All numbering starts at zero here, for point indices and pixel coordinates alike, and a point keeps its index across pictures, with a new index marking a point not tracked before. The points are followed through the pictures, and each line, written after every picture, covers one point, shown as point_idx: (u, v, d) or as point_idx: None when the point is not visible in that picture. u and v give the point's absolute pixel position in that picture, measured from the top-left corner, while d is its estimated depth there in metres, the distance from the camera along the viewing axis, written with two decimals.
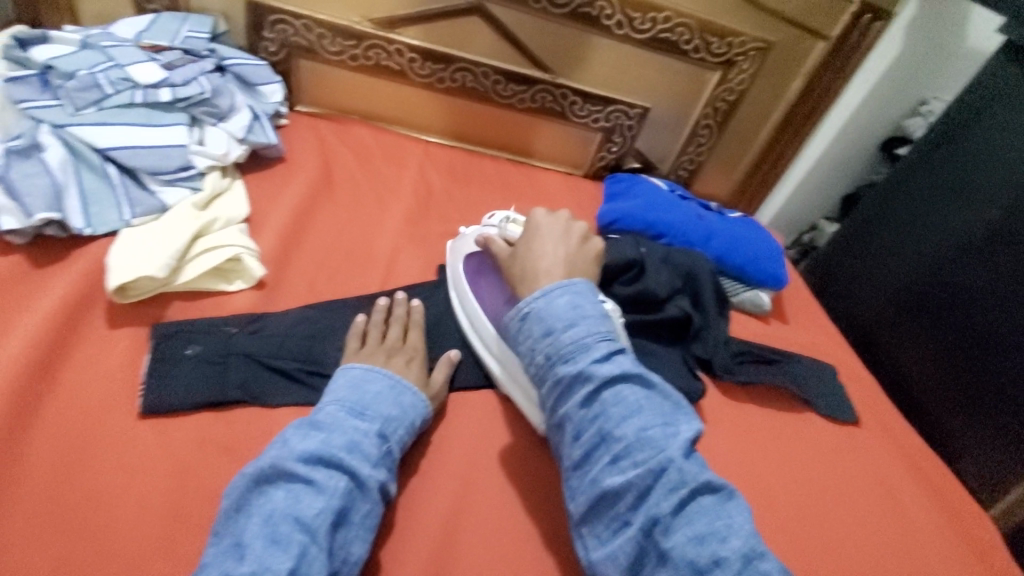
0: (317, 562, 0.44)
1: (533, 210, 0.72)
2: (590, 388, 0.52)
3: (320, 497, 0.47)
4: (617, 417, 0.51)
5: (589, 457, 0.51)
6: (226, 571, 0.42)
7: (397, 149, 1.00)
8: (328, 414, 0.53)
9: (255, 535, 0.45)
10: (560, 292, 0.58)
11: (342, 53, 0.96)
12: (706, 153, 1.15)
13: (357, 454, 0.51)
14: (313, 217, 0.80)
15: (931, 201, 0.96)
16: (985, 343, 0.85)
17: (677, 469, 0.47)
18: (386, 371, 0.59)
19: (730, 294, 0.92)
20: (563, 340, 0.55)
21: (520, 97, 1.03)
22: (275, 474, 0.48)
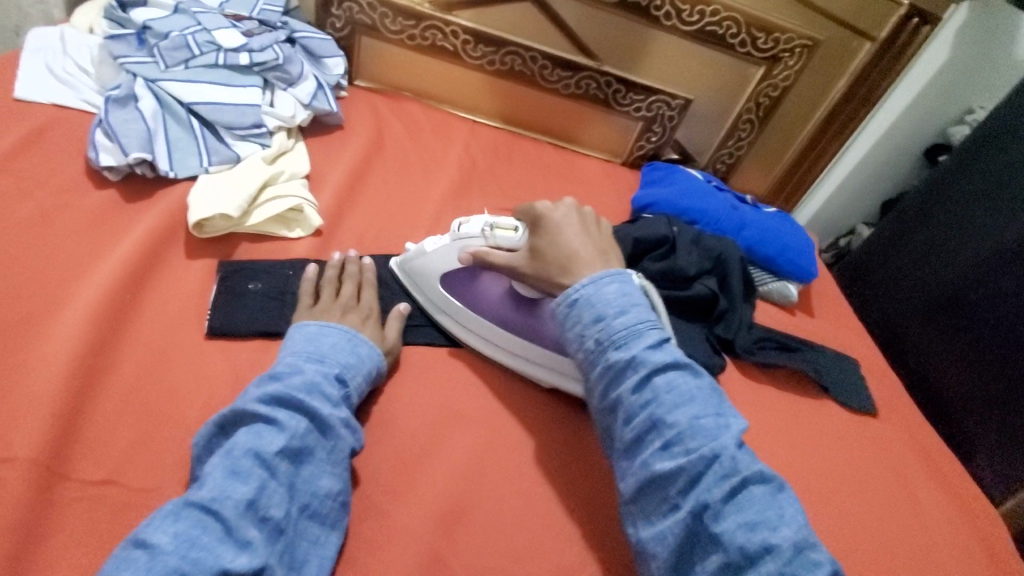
0: (275, 496, 0.47)
1: (536, 204, 0.67)
2: (641, 375, 0.53)
3: (281, 436, 0.49)
4: (668, 404, 0.52)
5: (640, 441, 0.53)
6: (186, 498, 0.45)
7: (446, 126, 1.06)
8: (286, 364, 0.55)
9: (215, 468, 0.47)
10: (611, 280, 0.59)
11: (401, 32, 1.03)
12: (745, 147, 1.17)
13: (317, 396, 0.53)
14: (366, 180, 0.87)
15: (970, 207, 0.95)
16: (1007, 347, 0.85)
17: (728, 458, 0.49)
18: (340, 325, 0.61)
19: (758, 283, 0.95)
20: (614, 326, 0.56)
21: (566, 83, 1.08)
22: (238, 418, 0.50)
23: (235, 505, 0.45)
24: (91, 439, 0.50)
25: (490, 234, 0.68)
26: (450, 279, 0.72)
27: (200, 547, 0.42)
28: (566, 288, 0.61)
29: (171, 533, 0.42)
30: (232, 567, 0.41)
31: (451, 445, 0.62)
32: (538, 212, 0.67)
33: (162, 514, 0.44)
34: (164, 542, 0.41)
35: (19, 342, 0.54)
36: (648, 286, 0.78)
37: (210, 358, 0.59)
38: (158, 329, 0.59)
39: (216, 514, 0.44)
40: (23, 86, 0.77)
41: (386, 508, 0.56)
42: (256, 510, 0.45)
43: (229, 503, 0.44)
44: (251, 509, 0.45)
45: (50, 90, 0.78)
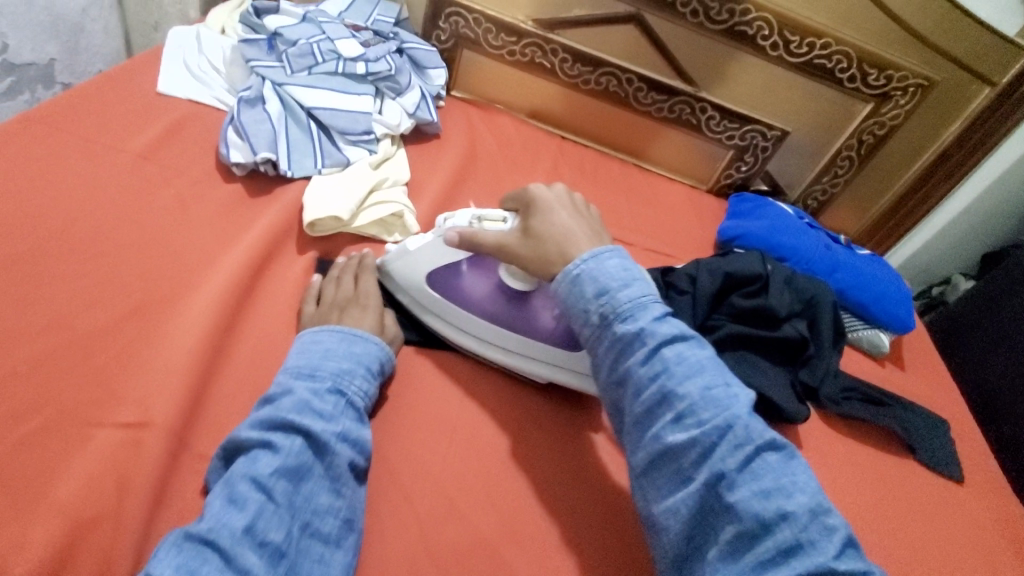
0: (274, 518, 0.46)
1: (524, 187, 0.67)
2: (649, 348, 0.52)
3: (274, 457, 0.49)
4: (679, 375, 0.51)
5: (650, 415, 0.51)
6: (187, 528, 0.45)
7: (536, 141, 1.08)
8: (279, 385, 0.55)
9: (216, 497, 0.47)
10: (610, 255, 0.57)
11: (502, 47, 1.06)
12: (841, 185, 1.13)
13: (309, 413, 0.53)
14: (459, 190, 0.90)
15: None
16: None
17: (741, 426, 0.48)
18: (332, 325, 0.61)
19: (848, 329, 0.91)
20: (619, 298, 0.54)
21: (659, 107, 1.07)
22: (235, 447, 0.51)
23: (232, 532, 0.44)
24: (212, 415, 0.55)
25: (478, 224, 0.66)
26: (434, 278, 0.69)
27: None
28: (565, 265, 0.58)
29: (172, 564, 0.42)
30: None
31: (528, 457, 0.63)
32: (526, 195, 0.66)
33: (166, 546, 0.44)
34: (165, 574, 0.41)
35: (157, 319, 0.59)
36: (735, 323, 0.77)
37: None
38: (272, 317, 0.64)
39: (211, 544, 0.44)
40: (166, 82, 0.85)
41: (465, 508, 0.57)
42: (254, 536, 0.45)
43: (225, 532, 0.44)
44: (249, 535, 0.45)
45: (188, 87, 0.86)
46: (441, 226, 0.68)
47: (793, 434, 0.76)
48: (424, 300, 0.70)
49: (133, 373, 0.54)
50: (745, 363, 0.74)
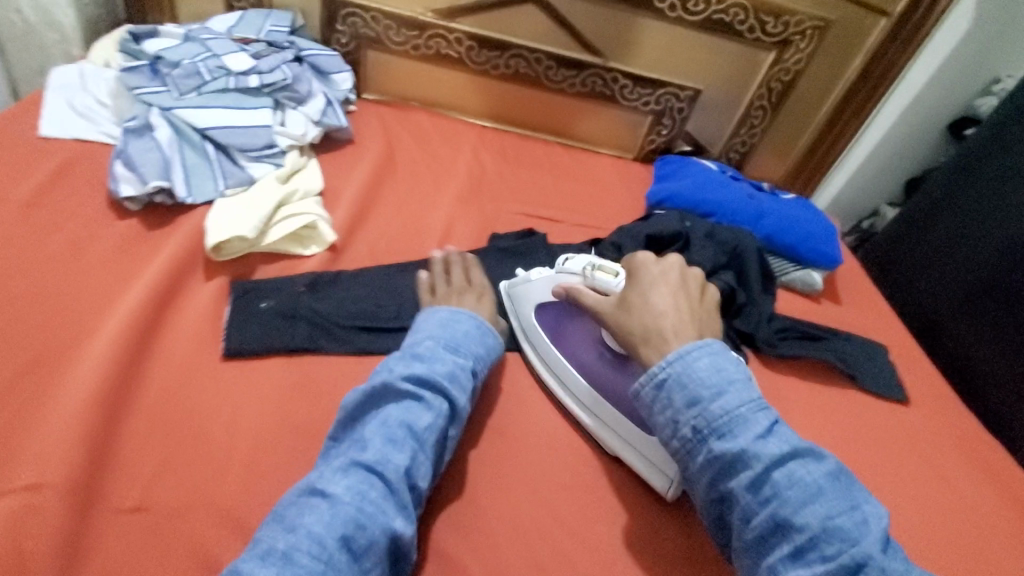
0: (422, 467, 0.51)
1: (640, 252, 0.64)
2: (756, 470, 0.47)
3: (426, 414, 0.54)
4: (795, 502, 0.46)
5: (764, 542, 0.47)
6: (353, 457, 0.50)
7: (454, 133, 1.06)
8: (426, 347, 0.59)
9: (373, 434, 0.51)
10: (701, 355, 0.52)
11: (405, 43, 1.04)
12: (759, 135, 1.15)
13: (454, 385, 0.57)
14: (377, 192, 0.87)
15: (1005, 182, 0.90)
16: None
17: (874, 568, 0.42)
18: (468, 312, 0.64)
19: (779, 273, 0.93)
20: (713, 411, 0.50)
21: (571, 82, 1.07)
22: (385, 391, 0.54)
23: (396, 469, 0.49)
24: (123, 464, 0.52)
25: (590, 274, 0.66)
26: (543, 315, 0.71)
27: (370, 501, 0.47)
28: (651, 365, 0.55)
29: (345, 485, 0.47)
30: (398, 530, 0.46)
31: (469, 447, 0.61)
32: (639, 263, 0.62)
33: (334, 469, 0.49)
34: (341, 493, 0.47)
35: (52, 375, 0.55)
36: None
37: (233, 378, 0.59)
38: (180, 351, 0.60)
39: (381, 476, 0.49)
40: (47, 123, 0.80)
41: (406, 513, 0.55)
42: (410, 477, 0.50)
43: (392, 467, 0.49)
44: (406, 476, 0.50)
45: (71, 125, 0.81)
46: (556, 271, 0.70)
47: None
48: (528, 330, 0.71)
49: (24, 434, 0.51)
50: None
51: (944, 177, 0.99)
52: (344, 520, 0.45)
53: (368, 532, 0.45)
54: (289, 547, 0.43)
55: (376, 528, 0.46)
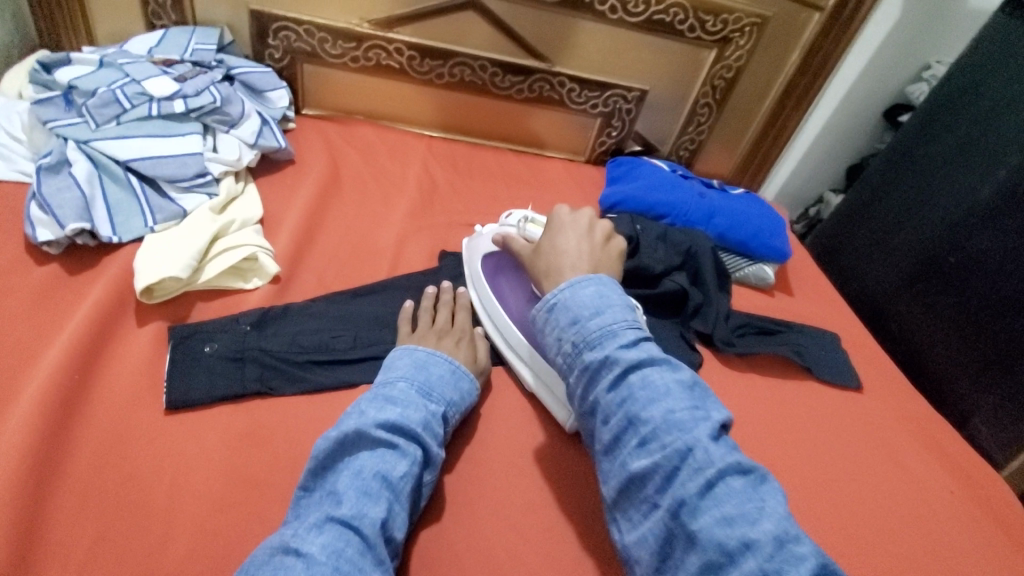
0: (399, 518, 0.49)
1: (557, 206, 0.70)
2: (615, 373, 0.51)
3: (402, 461, 0.51)
4: (643, 400, 0.49)
5: (618, 441, 0.50)
6: (328, 513, 0.46)
7: (401, 145, 1.03)
8: (400, 392, 0.57)
9: (346, 485, 0.49)
10: (587, 284, 0.57)
11: (343, 55, 1.00)
12: (706, 132, 1.16)
13: (428, 431, 0.55)
14: (323, 214, 0.83)
15: (942, 164, 0.92)
16: (996, 306, 0.80)
17: (702, 450, 0.46)
18: (446, 356, 0.62)
19: (733, 269, 0.94)
20: (589, 327, 0.54)
21: (518, 88, 1.06)
22: (358, 439, 0.51)
23: (373, 523, 0.47)
24: (53, 538, 0.48)
25: (523, 227, 0.74)
26: (489, 263, 0.76)
27: (347, 560, 0.44)
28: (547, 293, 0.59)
29: (320, 544, 0.44)
30: None
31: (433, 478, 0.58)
32: (555, 214, 0.68)
33: (307, 526, 0.46)
34: (316, 552, 0.44)
35: None
36: None
37: (173, 433, 0.56)
38: (113, 407, 0.56)
39: (358, 530, 0.46)
40: None
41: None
42: (385, 529, 0.48)
43: (368, 521, 0.46)
44: (382, 529, 0.47)
45: None
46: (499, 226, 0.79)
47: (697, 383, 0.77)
48: (472, 275, 0.76)
49: None
50: None
51: (883, 164, 1.03)
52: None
53: None
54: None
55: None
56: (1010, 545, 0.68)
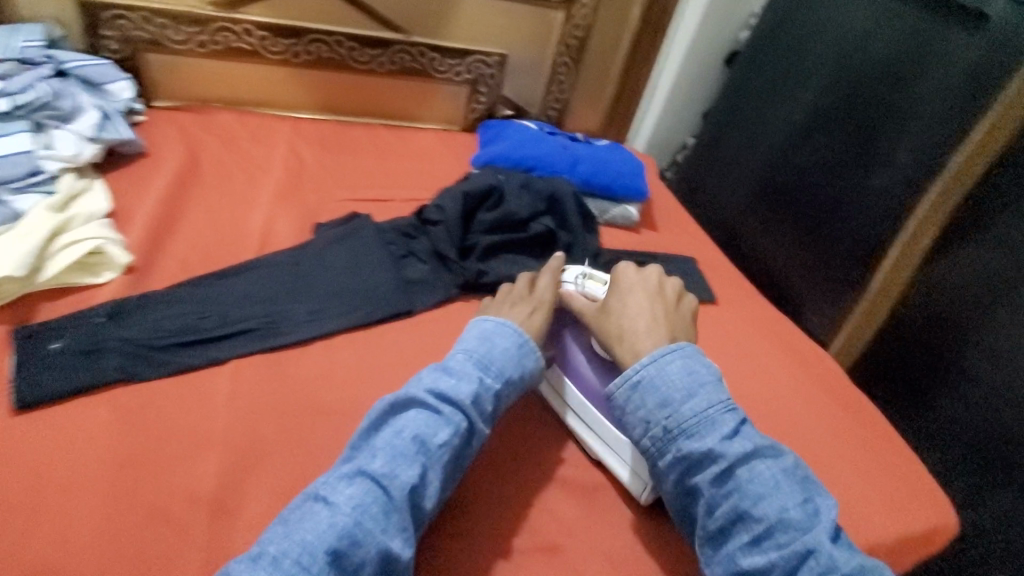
0: (432, 486, 0.52)
1: (622, 263, 0.71)
2: (722, 467, 0.54)
3: (444, 429, 0.54)
4: (754, 497, 0.52)
5: (724, 532, 0.53)
6: (362, 468, 0.50)
7: (265, 129, 1.01)
8: (457, 363, 0.59)
9: (385, 443, 0.52)
10: (674, 359, 0.59)
11: (188, 41, 0.97)
12: (569, 91, 1.21)
13: (478, 407, 0.57)
14: (182, 202, 0.81)
15: (767, 94, 1.03)
16: (819, 213, 0.93)
17: (823, 555, 0.49)
18: (514, 328, 0.63)
19: (601, 213, 1.01)
20: (683, 413, 0.56)
21: (379, 62, 1.06)
22: (406, 401, 0.55)
23: (401, 486, 0.50)
24: None
25: (583, 282, 0.72)
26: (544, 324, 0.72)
27: (370, 517, 0.47)
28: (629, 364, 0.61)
29: (348, 497, 0.48)
30: (392, 551, 0.47)
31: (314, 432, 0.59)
32: (620, 271, 0.70)
33: (340, 477, 0.49)
34: (342, 502, 0.48)
35: None
36: (487, 236, 0.84)
37: (26, 431, 0.54)
38: None
39: (387, 490, 0.49)
40: None
41: (248, 515, 0.52)
42: (415, 495, 0.51)
43: (398, 483, 0.50)
44: (412, 494, 0.50)
45: None
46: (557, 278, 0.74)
47: None
48: None
49: None
50: (509, 265, 0.82)
51: (725, 103, 1.13)
52: (340, 531, 0.46)
53: (362, 551, 0.46)
54: (279, 551, 0.44)
55: (370, 545, 0.46)
56: (844, 410, 0.79)
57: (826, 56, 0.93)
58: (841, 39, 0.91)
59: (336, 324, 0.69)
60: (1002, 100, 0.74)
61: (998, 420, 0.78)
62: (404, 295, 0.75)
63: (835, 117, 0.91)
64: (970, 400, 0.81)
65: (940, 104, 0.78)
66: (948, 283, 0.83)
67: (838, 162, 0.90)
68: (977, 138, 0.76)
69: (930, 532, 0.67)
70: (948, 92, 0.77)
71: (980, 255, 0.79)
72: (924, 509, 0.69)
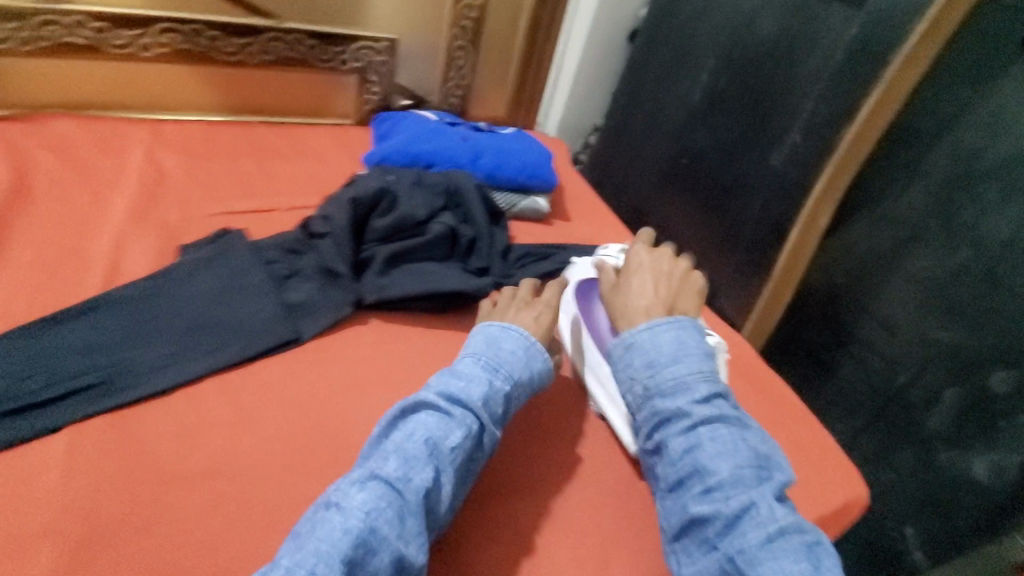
0: (443, 489, 0.49)
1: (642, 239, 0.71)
2: (688, 423, 0.55)
3: (455, 432, 0.51)
4: (711, 452, 0.53)
5: (682, 484, 0.54)
6: (375, 471, 0.47)
7: (117, 135, 0.87)
8: (465, 365, 0.57)
9: (394, 446, 0.49)
10: (668, 328, 0.60)
11: (6, 38, 0.82)
12: (470, 75, 1.14)
13: (487, 410, 0.54)
14: (6, 233, 0.68)
15: (668, 75, 1.01)
16: (726, 192, 0.91)
17: (765, 508, 0.49)
18: (519, 331, 0.61)
19: (509, 206, 0.95)
20: (663, 374, 0.58)
21: (250, 52, 0.94)
22: (416, 404, 0.53)
23: (417, 490, 0.47)
24: None
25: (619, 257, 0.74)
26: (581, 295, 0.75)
27: (384, 521, 0.44)
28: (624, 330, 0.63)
29: (361, 499, 0.45)
30: (407, 556, 0.44)
31: (176, 501, 0.51)
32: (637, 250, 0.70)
33: (352, 481, 0.47)
34: (356, 507, 0.44)
35: None
36: (384, 245, 0.76)
37: None
38: None
39: (400, 494, 0.46)
40: None
41: None
42: (428, 499, 0.48)
43: (412, 486, 0.47)
44: (425, 499, 0.47)
45: None
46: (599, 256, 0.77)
47: None
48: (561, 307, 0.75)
49: None
50: (410, 273, 0.74)
51: (626, 84, 1.11)
52: (355, 536, 0.43)
53: (376, 557, 0.43)
54: (293, 562, 0.41)
55: (384, 552, 0.43)
56: (760, 393, 0.79)
57: (720, 34, 0.92)
58: (733, 16, 0.90)
59: (202, 366, 0.60)
60: (886, 74, 0.72)
61: (888, 381, 0.83)
62: (287, 321, 0.67)
63: (732, 94, 0.90)
64: (865, 366, 0.85)
65: (828, 82, 0.77)
66: (847, 256, 0.85)
67: (739, 139, 0.89)
68: (864, 114, 0.74)
69: (843, 507, 0.69)
70: (835, 70, 0.76)
71: (871, 230, 0.81)
72: (838, 485, 0.70)
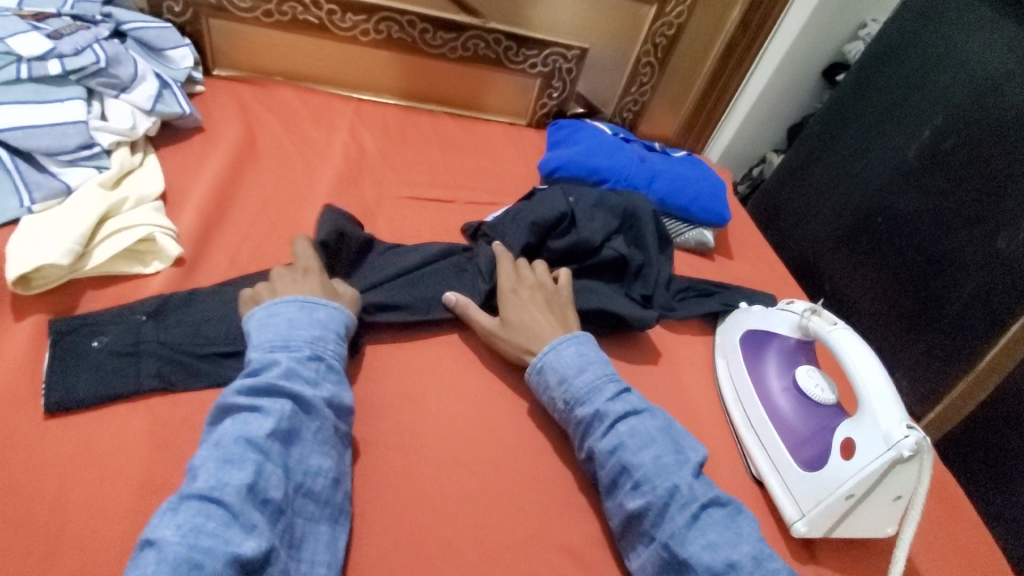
0: (272, 475, 0.46)
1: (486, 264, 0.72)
2: (606, 425, 0.57)
3: (267, 419, 0.49)
4: (633, 447, 0.55)
5: (614, 484, 0.55)
6: (181, 492, 0.43)
7: (327, 109, 0.95)
8: (253, 360, 0.53)
9: (205, 460, 0.46)
10: (568, 344, 0.62)
11: (254, 9, 0.91)
12: (649, 92, 1.12)
13: (296, 379, 0.52)
14: (236, 187, 0.76)
15: (868, 128, 0.94)
16: (928, 266, 0.84)
17: (686, 487, 0.52)
18: (290, 296, 0.58)
19: (674, 235, 0.92)
20: (577, 384, 0.59)
21: (452, 46, 0.99)
22: (224, 411, 0.50)
23: (236, 489, 0.44)
24: None
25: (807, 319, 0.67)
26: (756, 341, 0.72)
27: (207, 533, 0.41)
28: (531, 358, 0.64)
29: (175, 524, 0.41)
30: (243, 550, 0.40)
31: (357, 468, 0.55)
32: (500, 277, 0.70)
33: (161, 512, 0.42)
34: (170, 532, 0.40)
35: None
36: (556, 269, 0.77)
37: (58, 438, 0.51)
38: None
39: (219, 500, 0.43)
40: None
41: None
42: (257, 492, 0.45)
43: (229, 489, 0.43)
44: (251, 493, 0.44)
45: None
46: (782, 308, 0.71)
47: (640, 352, 0.74)
48: (727, 344, 0.75)
49: None
50: (582, 291, 0.74)
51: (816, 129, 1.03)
52: (175, 563, 0.38)
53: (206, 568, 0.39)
54: None
55: (214, 562, 0.39)
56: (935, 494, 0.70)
57: (949, 91, 0.83)
58: (972, 73, 0.80)
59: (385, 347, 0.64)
60: None
61: None
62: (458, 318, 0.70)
63: (953, 159, 0.82)
64: None
65: None
66: None
67: (954, 210, 0.81)
68: None
69: None
70: None
71: None
72: None
